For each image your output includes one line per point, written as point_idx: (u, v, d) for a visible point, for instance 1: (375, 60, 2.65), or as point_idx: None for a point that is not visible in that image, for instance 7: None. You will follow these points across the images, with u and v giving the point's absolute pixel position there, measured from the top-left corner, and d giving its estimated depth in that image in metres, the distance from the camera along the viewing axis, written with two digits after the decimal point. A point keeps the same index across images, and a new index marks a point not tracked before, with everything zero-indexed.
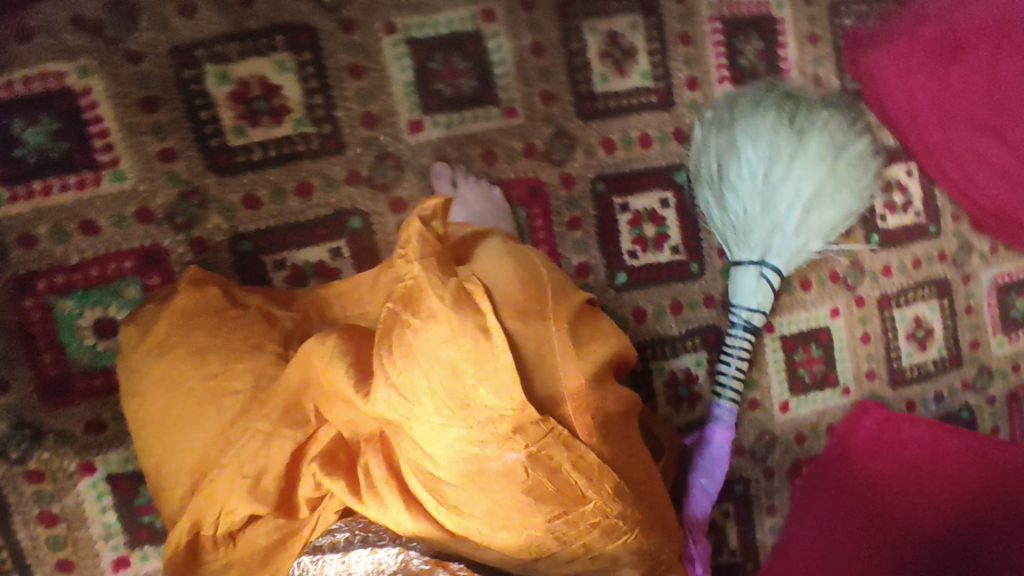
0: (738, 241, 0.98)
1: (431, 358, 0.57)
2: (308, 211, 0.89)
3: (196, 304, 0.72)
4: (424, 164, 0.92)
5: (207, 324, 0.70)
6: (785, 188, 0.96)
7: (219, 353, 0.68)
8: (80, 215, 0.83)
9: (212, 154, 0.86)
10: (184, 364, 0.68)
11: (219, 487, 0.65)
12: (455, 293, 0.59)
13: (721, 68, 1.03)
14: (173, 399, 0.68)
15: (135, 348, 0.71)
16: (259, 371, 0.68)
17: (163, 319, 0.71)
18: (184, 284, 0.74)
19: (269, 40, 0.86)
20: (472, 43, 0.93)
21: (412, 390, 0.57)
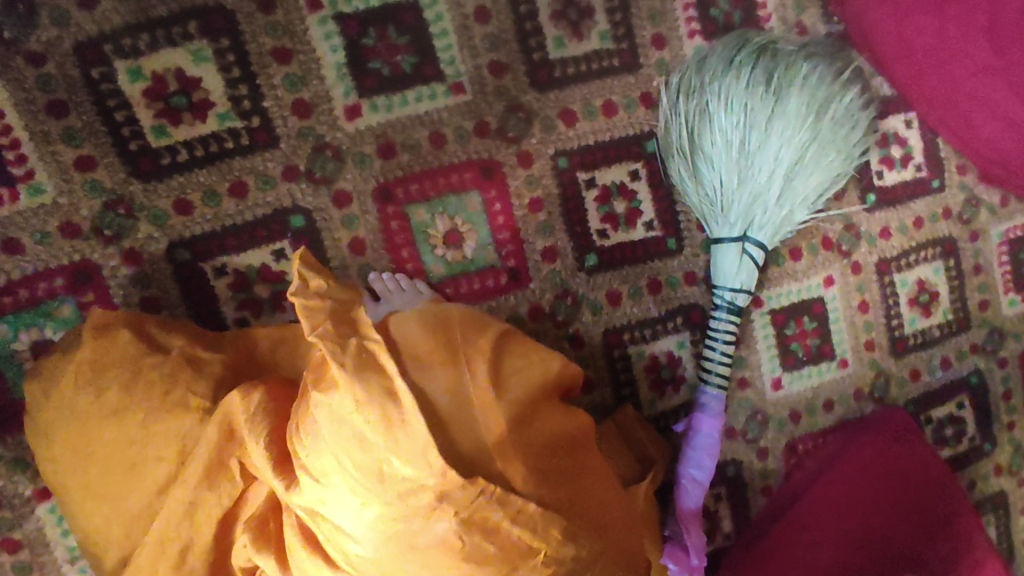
0: (716, 218, 0.91)
1: (339, 431, 0.60)
2: (246, 213, 0.83)
3: (106, 355, 0.67)
4: (366, 152, 0.85)
5: (117, 382, 0.66)
6: (763, 157, 0.88)
7: (134, 415, 0.66)
8: (1, 233, 0.78)
9: (134, 157, 0.80)
10: (102, 428, 0.65)
11: (150, 559, 0.66)
12: (366, 361, 0.63)
13: (691, 21, 0.93)
14: (93, 467, 0.66)
15: (43, 408, 0.67)
16: (180, 432, 0.66)
17: (69, 378, 0.67)
18: (88, 334, 0.68)
19: (182, 28, 0.80)
20: (407, 14, 0.85)
21: (328, 473, 0.60)
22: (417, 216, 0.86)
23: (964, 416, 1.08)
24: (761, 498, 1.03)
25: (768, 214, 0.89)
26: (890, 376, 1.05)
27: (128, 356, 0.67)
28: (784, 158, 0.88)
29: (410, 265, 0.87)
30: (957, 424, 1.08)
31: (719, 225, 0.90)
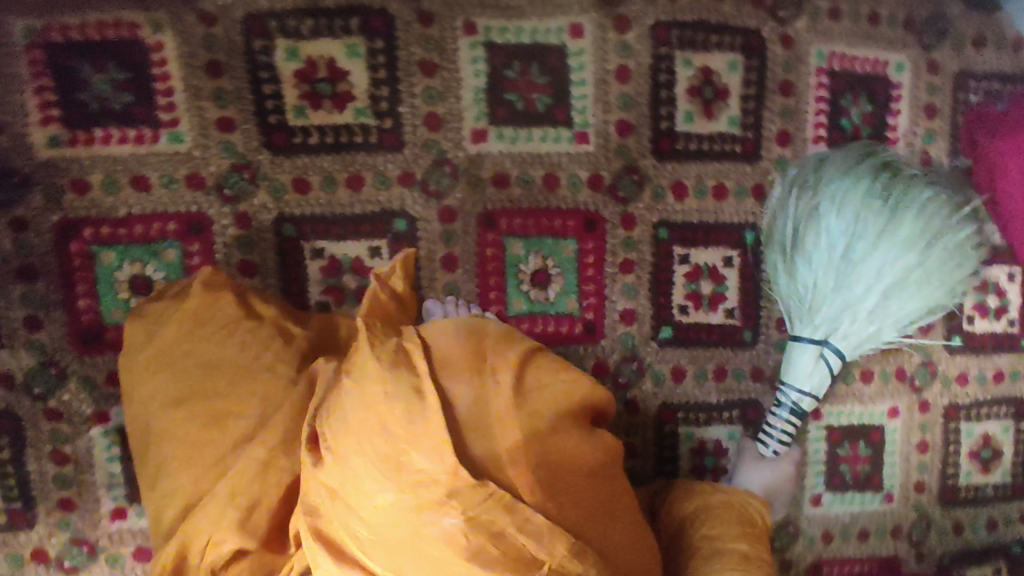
0: (801, 319, 0.90)
1: (357, 416, 0.57)
2: (356, 206, 0.85)
3: (208, 310, 0.71)
4: (481, 177, 0.87)
5: (212, 338, 0.69)
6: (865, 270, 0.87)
7: (225, 370, 0.68)
8: (134, 170, 0.82)
9: (269, 130, 0.84)
10: (192, 380, 0.68)
11: (211, 515, 0.64)
12: (392, 354, 0.60)
13: (819, 127, 0.94)
14: (175, 416, 0.67)
15: (141, 350, 0.70)
16: (264, 393, 0.67)
17: (172, 327, 0.70)
18: (195, 287, 0.72)
19: (344, 22, 0.83)
20: (553, 57, 0.87)
21: (342, 446, 0.58)
22: (512, 248, 0.88)
23: None
24: None
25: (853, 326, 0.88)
26: (932, 522, 1.02)
27: (226, 315, 0.70)
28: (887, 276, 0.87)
29: (493, 292, 0.89)
30: None
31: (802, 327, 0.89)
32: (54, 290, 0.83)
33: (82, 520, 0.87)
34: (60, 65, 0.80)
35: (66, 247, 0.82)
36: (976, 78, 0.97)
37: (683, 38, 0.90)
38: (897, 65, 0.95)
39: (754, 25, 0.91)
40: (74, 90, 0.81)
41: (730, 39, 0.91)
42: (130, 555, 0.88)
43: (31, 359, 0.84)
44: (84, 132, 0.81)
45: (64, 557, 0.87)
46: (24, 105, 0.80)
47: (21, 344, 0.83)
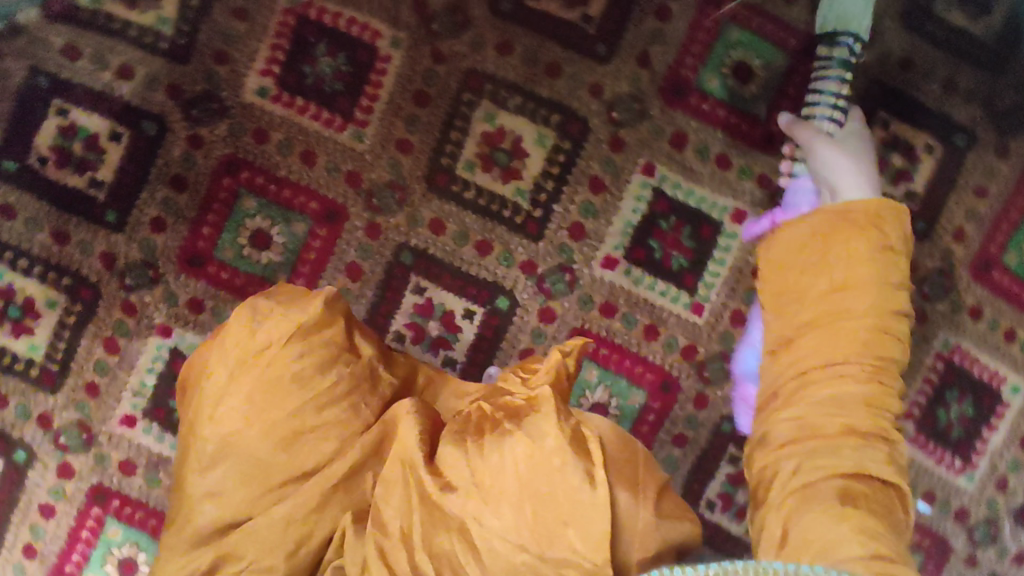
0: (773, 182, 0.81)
1: (521, 468, 0.56)
2: (473, 267, 0.89)
3: (321, 331, 0.65)
4: (592, 297, 0.90)
5: (309, 363, 0.63)
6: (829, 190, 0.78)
7: (313, 397, 0.63)
8: (310, 145, 0.89)
9: (437, 169, 0.89)
10: (275, 399, 0.62)
11: (261, 536, 0.61)
12: (571, 432, 0.58)
13: (913, 405, 0.94)
14: (249, 428, 0.61)
15: (236, 343, 0.63)
16: (342, 434, 0.64)
17: (274, 335, 0.63)
18: (315, 303, 0.65)
19: (547, 114, 0.89)
20: (707, 229, 0.91)
21: (493, 493, 0.57)
22: (587, 372, 0.90)
23: None
24: None
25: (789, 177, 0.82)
26: None
27: (332, 344, 0.65)
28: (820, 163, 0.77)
29: None
30: None
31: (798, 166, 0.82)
32: (190, 208, 0.89)
33: (96, 409, 0.91)
34: (301, 36, 0.88)
35: (220, 178, 0.89)
36: None
37: None
38: (1013, 386, 0.94)
39: None
40: (301, 60, 0.89)
41: None
42: (117, 461, 0.92)
43: (136, 253, 0.89)
44: (289, 96, 0.89)
45: (64, 433, 0.91)
46: (255, 52, 0.88)
47: (138, 237, 0.89)
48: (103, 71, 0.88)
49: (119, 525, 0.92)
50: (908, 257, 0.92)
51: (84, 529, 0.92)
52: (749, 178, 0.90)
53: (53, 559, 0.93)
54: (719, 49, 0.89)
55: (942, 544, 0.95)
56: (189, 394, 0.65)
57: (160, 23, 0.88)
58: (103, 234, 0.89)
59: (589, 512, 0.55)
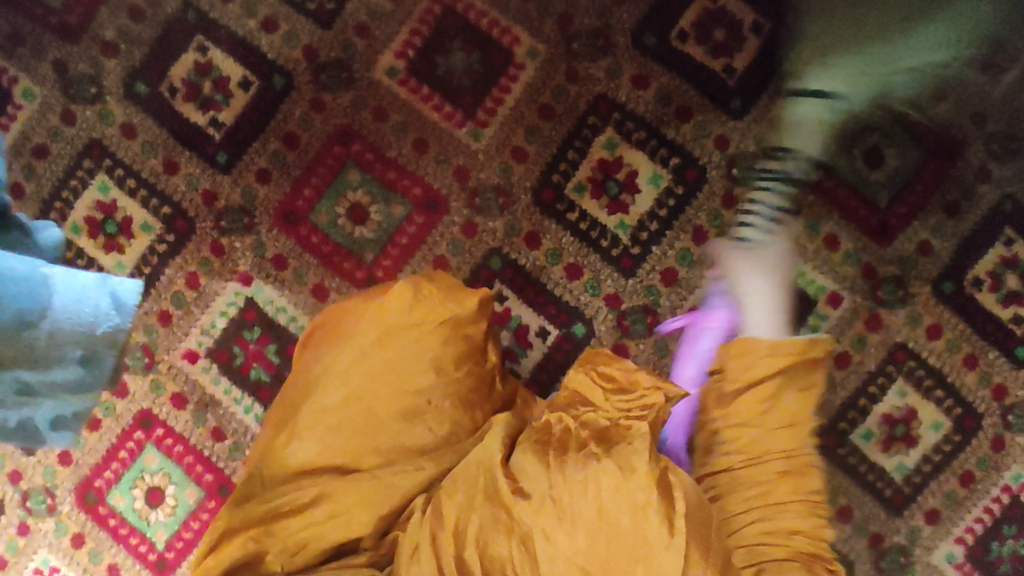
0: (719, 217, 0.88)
1: (603, 500, 0.57)
2: (561, 289, 0.89)
3: (469, 321, 0.70)
4: (668, 346, 0.89)
5: (452, 350, 0.68)
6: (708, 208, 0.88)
7: (444, 387, 0.68)
8: (427, 133, 0.90)
9: (545, 184, 0.89)
10: (414, 373, 0.67)
11: (355, 496, 0.65)
12: (657, 476, 0.58)
13: (969, 530, 0.90)
14: (377, 392, 0.66)
15: (395, 311, 0.68)
16: (453, 425, 0.68)
17: (431, 317, 0.68)
18: (474, 300, 0.70)
19: (667, 156, 0.89)
20: (799, 305, 0.89)
21: (569, 515, 0.58)
22: None
23: None
24: None
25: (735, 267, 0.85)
26: None
27: (472, 338, 0.70)
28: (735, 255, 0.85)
29: None
30: None
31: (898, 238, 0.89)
32: (298, 166, 0.90)
33: (164, 337, 0.92)
34: (444, 27, 0.89)
35: (332, 145, 0.90)
36: None
37: (913, 371, 0.89)
38: None
39: (981, 409, 0.89)
40: (436, 50, 0.89)
41: (952, 402, 0.89)
42: (170, 392, 0.93)
43: (236, 199, 0.91)
44: (417, 82, 0.89)
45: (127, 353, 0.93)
46: (395, 33, 0.89)
47: (242, 184, 0.90)
48: (250, 18, 0.90)
49: (157, 453, 0.94)
50: (997, 381, 0.89)
51: (123, 450, 0.94)
52: (855, 264, 0.89)
53: (86, 470, 0.94)
54: (856, 129, 0.88)
55: None
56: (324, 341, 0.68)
57: None
58: (209, 173, 0.90)
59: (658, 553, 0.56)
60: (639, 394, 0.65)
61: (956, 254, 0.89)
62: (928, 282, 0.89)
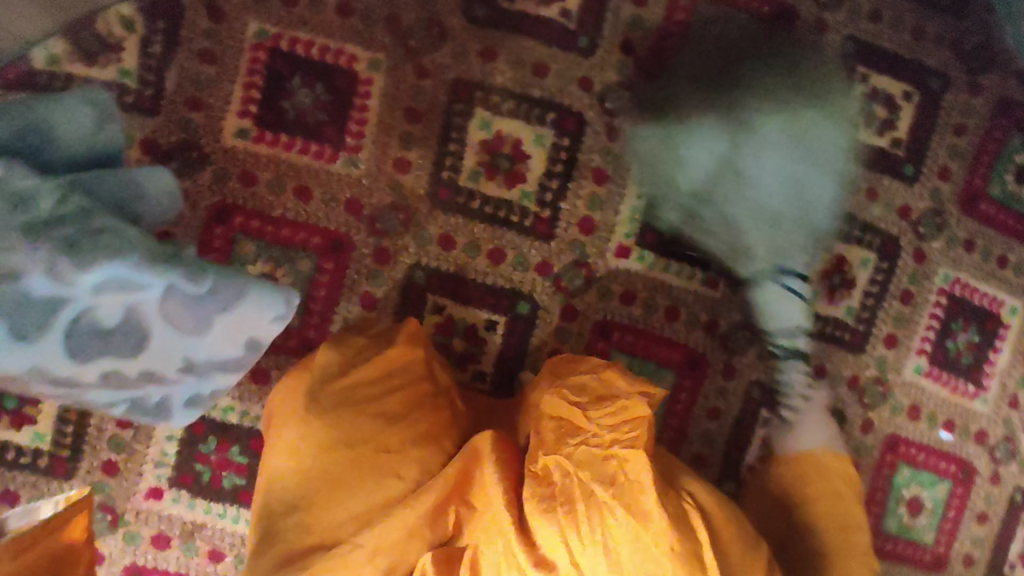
0: (749, 146, 0.88)
1: (632, 539, 0.62)
2: (491, 277, 0.89)
3: (402, 362, 0.77)
4: (609, 288, 0.91)
5: (398, 393, 0.74)
6: (828, 180, 0.92)
7: (406, 428, 0.73)
8: (302, 179, 0.86)
9: (438, 184, 0.88)
10: (365, 427, 0.71)
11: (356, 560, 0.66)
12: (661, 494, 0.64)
13: (925, 341, 0.97)
14: (340, 454, 0.70)
15: (327, 380, 0.73)
16: (427, 462, 0.72)
17: (359, 375, 0.74)
18: (399, 339, 0.78)
19: (541, 113, 0.89)
20: None
21: (607, 552, 0.62)
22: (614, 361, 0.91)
23: None
24: None
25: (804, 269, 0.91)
26: None
27: (416, 372, 0.77)
28: (809, 233, 0.92)
29: None
30: None
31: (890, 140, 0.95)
32: None
33: (117, 486, 0.85)
34: (276, 70, 0.85)
35: (213, 227, 0.84)
36: None
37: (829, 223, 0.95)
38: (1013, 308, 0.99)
39: (895, 233, 0.96)
40: (278, 94, 0.85)
41: (870, 237, 0.96)
42: (148, 536, 0.86)
43: None
44: (272, 133, 0.85)
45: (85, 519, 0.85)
46: (230, 93, 0.84)
47: None
48: None
49: None
50: (900, 202, 0.96)
51: None
52: None
53: None
54: (698, 28, 0.92)
55: (968, 468, 1.00)
56: (273, 433, 0.74)
57: (122, 75, 0.83)
58: None
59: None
60: (620, 409, 0.68)
61: None
62: None
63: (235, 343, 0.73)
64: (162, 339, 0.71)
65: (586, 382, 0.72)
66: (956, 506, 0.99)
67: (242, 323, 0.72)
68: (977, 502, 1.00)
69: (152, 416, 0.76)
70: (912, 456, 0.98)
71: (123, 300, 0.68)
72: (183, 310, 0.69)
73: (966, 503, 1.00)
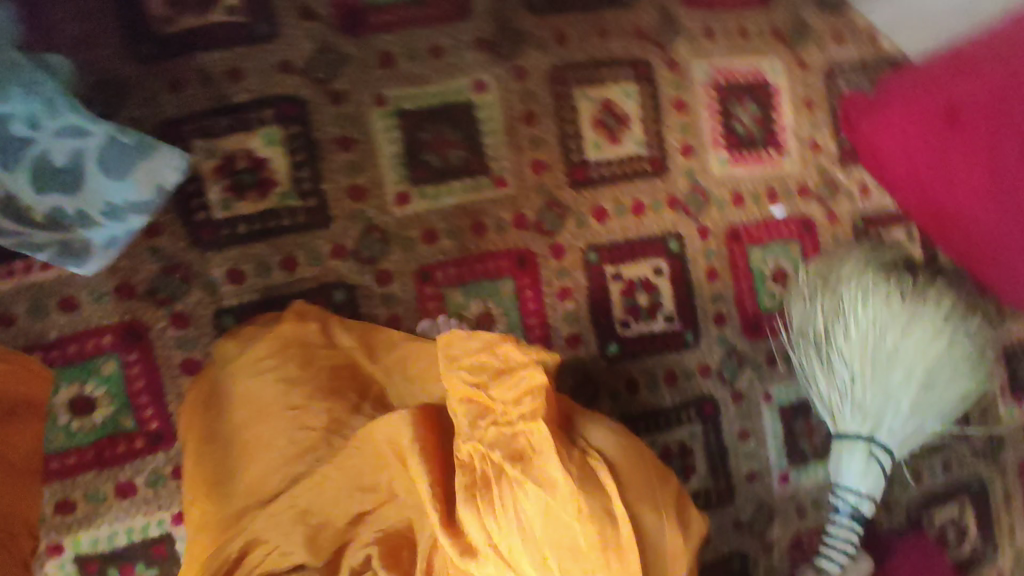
0: (932, 386, 0.87)
1: (541, 514, 0.62)
2: (294, 286, 0.88)
3: (295, 335, 0.77)
4: (410, 237, 0.91)
5: (295, 362, 0.75)
6: (938, 398, 0.87)
7: (309, 393, 0.74)
8: (61, 292, 0.82)
9: (195, 228, 0.85)
10: (273, 396, 0.74)
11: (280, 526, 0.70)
12: (573, 467, 0.63)
13: (716, 134, 1.03)
14: (254, 425, 0.73)
15: (232, 363, 0.76)
16: (336, 420, 0.74)
17: (257, 351, 0.76)
18: (289, 315, 0.79)
19: (257, 113, 0.86)
20: (462, 113, 0.92)
21: (523, 532, 0.63)
22: (453, 296, 0.93)
23: (967, 521, 1.11)
24: None
25: (890, 440, 0.87)
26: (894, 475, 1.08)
27: (311, 333, 0.78)
28: (922, 419, 0.88)
29: None
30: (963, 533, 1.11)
31: (977, 343, 0.91)
32: None
33: None
34: None
35: None
36: (843, 70, 1.08)
37: (578, 76, 0.96)
38: (773, 68, 1.05)
39: (642, 55, 0.99)
40: None
41: (621, 70, 0.98)
42: None
43: None
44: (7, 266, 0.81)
45: None
46: None
47: None
48: None
49: None
50: (631, 26, 0.99)
51: None
52: (466, 48, 0.92)
53: None
54: None
55: (806, 221, 1.07)
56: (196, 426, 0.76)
57: None
58: None
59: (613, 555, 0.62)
60: (523, 377, 0.67)
61: None
62: (523, 12, 0.94)
63: (150, 186, 0.77)
64: (91, 180, 0.73)
65: (486, 360, 0.70)
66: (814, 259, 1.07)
67: (158, 169, 0.77)
68: (829, 245, 1.07)
69: (70, 259, 0.77)
70: (758, 237, 1.05)
71: (66, 142, 0.71)
72: (119, 159, 0.73)
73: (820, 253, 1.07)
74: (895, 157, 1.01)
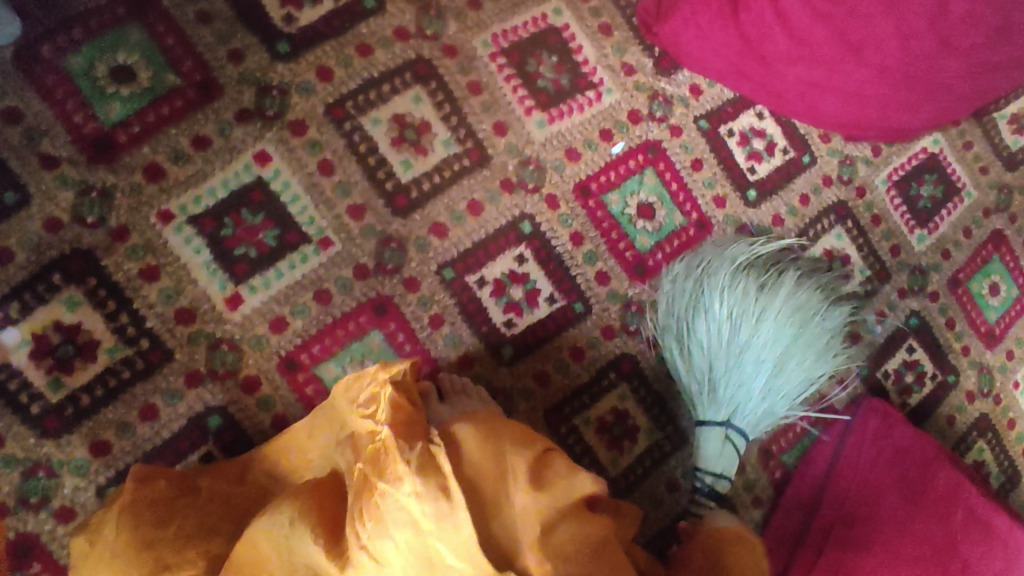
0: (782, 363, 0.95)
1: (397, 510, 0.67)
2: (163, 431, 0.84)
3: (144, 498, 0.77)
4: (259, 333, 0.87)
5: (149, 522, 0.75)
6: (784, 380, 0.94)
7: (176, 544, 0.73)
8: None
9: (37, 420, 0.81)
10: (139, 561, 0.71)
11: None
12: (420, 456, 0.69)
13: (524, 100, 0.98)
14: None
15: (88, 555, 0.74)
16: (211, 555, 0.74)
17: (110, 528, 0.75)
18: (131, 485, 0.78)
19: (47, 282, 0.81)
20: (256, 193, 0.87)
21: (388, 536, 0.68)
22: (327, 372, 0.89)
23: (920, 359, 1.13)
24: (754, 509, 1.02)
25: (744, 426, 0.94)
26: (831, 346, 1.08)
27: (163, 488, 0.78)
28: (774, 402, 0.96)
29: None
30: (916, 370, 1.13)
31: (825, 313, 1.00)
32: None
33: None
34: None
35: None
36: None
37: (359, 105, 0.91)
38: (554, 11, 1.00)
39: (415, 55, 0.94)
40: None
41: (400, 79, 0.93)
42: None
43: None
44: None
45: None
46: None
47: None
48: None
49: None
50: (391, 32, 0.93)
51: None
52: (232, 127, 0.87)
53: None
54: (86, 83, 0.84)
55: (650, 145, 1.03)
56: None
57: None
58: None
59: (461, 531, 0.67)
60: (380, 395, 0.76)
61: (252, 26, 0.88)
62: (272, 66, 0.89)
63: None
64: None
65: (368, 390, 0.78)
66: (673, 179, 1.03)
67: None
68: (681, 158, 1.04)
69: None
70: (608, 182, 1.00)
71: None
72: None
73: (675, 170, 1.03)
74: (706, 58, 0.97)
